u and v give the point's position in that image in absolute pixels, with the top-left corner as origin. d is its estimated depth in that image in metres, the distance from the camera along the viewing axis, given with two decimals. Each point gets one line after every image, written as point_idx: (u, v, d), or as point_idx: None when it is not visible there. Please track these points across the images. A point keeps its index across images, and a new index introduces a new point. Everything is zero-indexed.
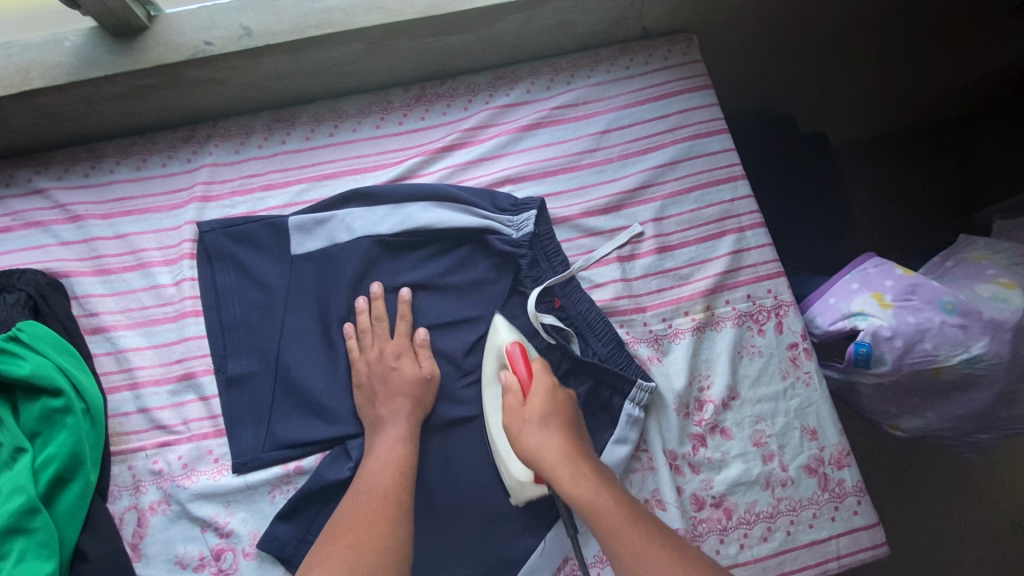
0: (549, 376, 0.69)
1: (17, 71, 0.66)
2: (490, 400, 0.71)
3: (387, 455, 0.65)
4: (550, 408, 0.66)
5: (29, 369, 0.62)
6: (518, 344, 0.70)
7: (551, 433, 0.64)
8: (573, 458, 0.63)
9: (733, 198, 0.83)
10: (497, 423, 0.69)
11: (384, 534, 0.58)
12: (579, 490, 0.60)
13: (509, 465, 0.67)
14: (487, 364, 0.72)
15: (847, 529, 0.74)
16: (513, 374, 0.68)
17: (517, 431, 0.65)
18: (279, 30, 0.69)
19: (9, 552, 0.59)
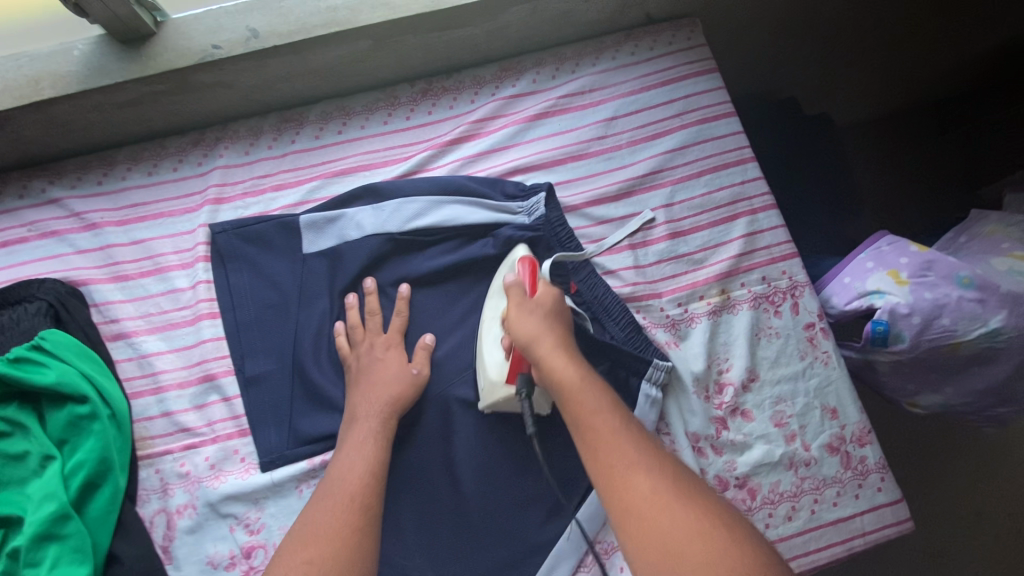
0: (558, 292, 0.69)
1: (27, 82, 0.66)
2: (490, 308, 0.72)
3: (358, 448, 0.64)
4: (553, 306, 0.67)
5: (54, 377, 0.63)
6: (529, 261, 0.70)
7: (550, 328, 0.64)
8: (568, 353, 0.63)
9: (743, 180, 0.83)
10: (491, 329, 0.71)
11: (349, 532, 0.57)
12: (580, 397, 0.59)
13: (487, 363, 0.68)
14: (499, 275, 0.74)
15: (871, 506, 0.74)
16: (519, 280, 0.69)
17: (514, 319, 0.65)
18: (285, 30, 0.69)
19: (44, 559, 0.59)
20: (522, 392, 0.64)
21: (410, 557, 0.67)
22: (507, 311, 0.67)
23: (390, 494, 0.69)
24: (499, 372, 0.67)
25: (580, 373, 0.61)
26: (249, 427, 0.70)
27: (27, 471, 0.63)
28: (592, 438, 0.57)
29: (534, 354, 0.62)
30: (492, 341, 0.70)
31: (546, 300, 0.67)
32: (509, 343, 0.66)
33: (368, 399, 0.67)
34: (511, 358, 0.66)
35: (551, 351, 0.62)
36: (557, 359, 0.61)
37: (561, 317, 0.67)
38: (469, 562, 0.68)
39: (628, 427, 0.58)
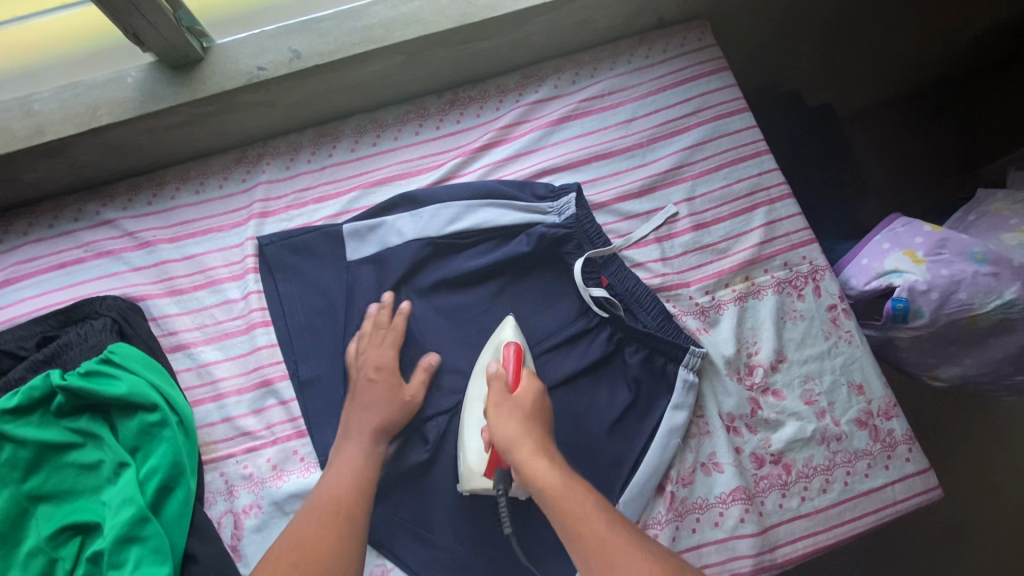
0: (540, 385, 0.69)
1: (85, 110, 0.70)
2: (474, 390, 0.72)
3: (344, 464, 0.66)
4: (531, 406, 0.66)
5: (126, 388, 0.67)
6: (513, 345, 0.71)
7: (530, 427, 0.64)
8: (553, 460, 0.62)
9: (760, 172, 0.87)
10: (472, 415, 0.71)
11: (334, 540, 0.59)
12: (558, 486, 0.59)
13: (467, 450, 0.68)
14: (483, 355, 0.74)
15: (901, 476, 0.78)
16: (502, 369, 0.70)
17: (494, 420, 0.65)
18: (325, 50, 0.73)
19: (127, 560, 0.62)
20: (500, 487, 0.66)
21: (466, 543, 0.71)
22: (489, 404, 0.67)
23: (444, 485, 0.73)
24: (479, 461, 0.67)
25: (564, 474, 0.60)
26: (306, 428, 0.73)
27: (102, 479, 0.67)
28: (591, 548, 0.54)
29: (513, 458, 0.62)
30: (473, 427, 0.70)
31: (524, 400, 0.67)
32: (488, 440, 0.66)
33: (361, 419, 0.70)
34: (491, 454, 0.66)
35: (535, 454, 0.61)
36: (538, 462, 0.61)
37: (540, 415, 0.67)
38: (523, 545, 0.71)
39: (622, 526, 0.56)
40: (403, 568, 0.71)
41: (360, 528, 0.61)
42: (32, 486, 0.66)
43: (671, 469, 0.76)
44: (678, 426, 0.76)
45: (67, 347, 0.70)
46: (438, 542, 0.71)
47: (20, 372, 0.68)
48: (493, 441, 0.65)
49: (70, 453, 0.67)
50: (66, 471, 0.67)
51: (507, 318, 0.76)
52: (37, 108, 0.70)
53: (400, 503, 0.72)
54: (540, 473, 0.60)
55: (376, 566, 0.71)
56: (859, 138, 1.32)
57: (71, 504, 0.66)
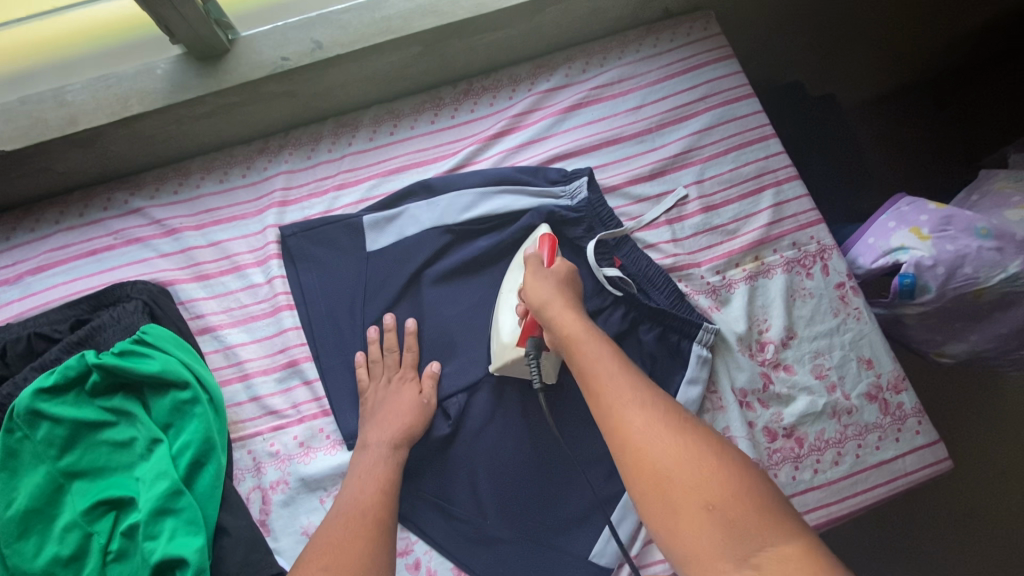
0: (573, 267, 0.73)
1: (117, 100, 0.73)
2: (509, 281, 0.77)
3: (368, 472, 0.67)
4: (563, 278, 0.70)
5: (159, 366, 0.69)
6: (529, 316, 0.71)
7: (561, 293, 0.68)
8: (579, 319, 0.65)
9: (767, 155, 0.90)
10: (510, 295, 0.76)
11: (365, 540, 0.59)
12: (578, 334, 0.63)
13: (501, 329, 0.74)
14: (523, 244, 0.79)
15: (912, 448, 0.79)
16: (537, 251, 0.73)
17: (528, 283, 0.69)
18: (346, 40, 0.76)
19: (162, 531, 0.64)
20: (531, 355, 0.70)
21: (487, 517, 0.73)
22: (524, 279, 0.71)
23: (465, 460, 0.75)
24: (512, 335, 0.72)
25: (587, 327, 0.64)
26: (331, 407, 0.76)
27: (135, 455, 0.69)
28: (610, 408, 0.56)
29: (546, 317, 0.66)
30: (508, 307, 0.75)
31: (558, 274, 0.71)
32: (523, 307, 0.71)
33: (380, 430, 0.71)
34: (523, 325, 0.71)
35: (563, 316, 0.65)
36: (569, 319, 0.64)
37: (572, 290, 0.70)
38: (543, 516, 0.73)
39: (641, 385, 0.58)
40: (427, 541, 0.73)
41: (390, 535, 0.61)
42: (67, 464, 0.67)
43: None
44: (692, 401, 0.78)
45: (101, 329, 0.72)
46: (460, 515, 0.73)
47: (55, 353, 0.71)
48: (527, 304, 0.69)
49: (104, 432, 0.69)
50: (100, 449, 0.69)
51: (539, 223, 0.80)
52: (70, 99, 0.73)
53: (422, 479, 0.74)
54: (563, 318, 0.65)
55: (401, 539, 0.73)
56: (860, 129, 1.34)
57: (105, 481, 0.68)
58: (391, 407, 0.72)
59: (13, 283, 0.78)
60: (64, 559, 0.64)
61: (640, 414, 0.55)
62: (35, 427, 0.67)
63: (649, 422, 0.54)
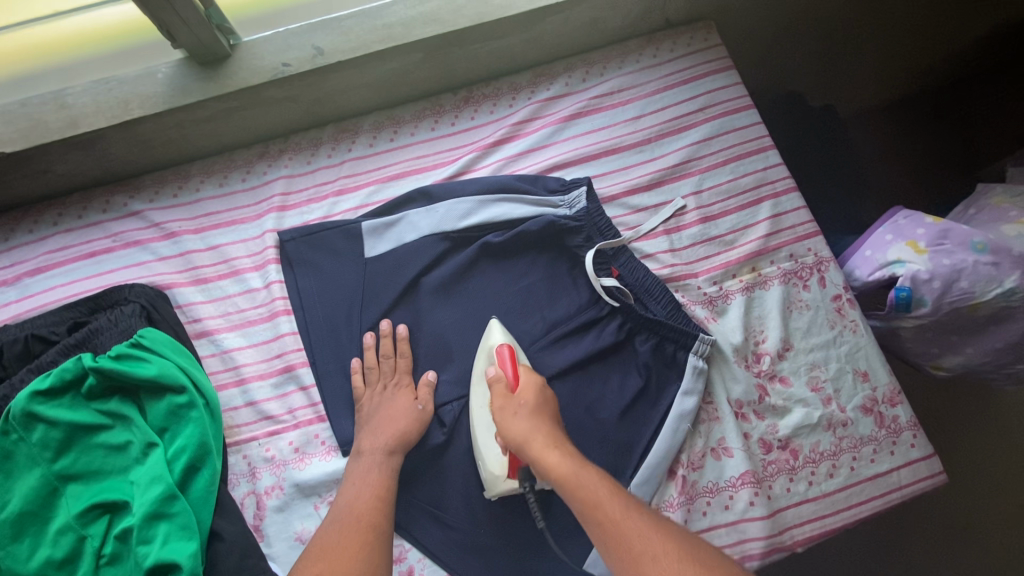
0: (538, 377, 0.71)
1: (117, 104, 0.73)
2: (476, 398, 0.74)
3: (364, 477, 0.67)
4: (536, 402, 0.68)
5: (155, 370, 0.69)
6: (506, 345, 0.73)
7: (537, 424, 0.66)
8: (562, 444, 0.64)
9: (765, 167, 0.90)
10: (482, 420, 0.73)
11: (362, 545, 0.59)
12: (568, 475, 0.60)
13: (486, 458, 0.71)
14: (477, 362, 0.76)
15: (906, 461, 0.80)
16: (501, 372, 0.72)
17: (502, 421, 0.67)
18: (347, 47, 0.76)
19: (155, 535, 0.64)
20: (525, 485, 0.70)
21: (481, 524, 0.73)
22: (494, 411, 0.69)
23: (460, 468, 0.75)
24: (500, 466, 0.70)
25: (575, 463, 0.62)
26: (326, 413, 0.76)
27: (130, 459, 0.69)
28: (613, 543, 0.55)
29: (528, 455, 0.64)
30: (485, 433, 0.72)
31: (528, 397, 0.68)
32: (504, 443, 0.69)
33: (373, 435, 0.71)
34: (509, 456, 0.69)
35: (545, 447, 0.63)
36: (552, 453, 0.62)
37: (547, 409, 0.68)
38: (537, 525, 0.73)
39: (635, 508, 0.58)
40: (421, 548, 0.73)
41: (388, 543, 0.62)
42: (62, 466, 0.67)
43: (681, 453, 0.78)
44: (687, 412, 0.78)
45: (98, 333, 0.72)
46: (455, 523, 0.73)
47: (51, 355, 0.71)
48: (505, 442, 0.67)
49: (99, 435, 0.69)
50: (96, 452, 0.69)
51: (492, 320, 0.78)
52: (71, 102, 0.73)
53: (416, 486, 0.75)
54: (552, 458, 0.62)
55: (395, 546, 0.73)
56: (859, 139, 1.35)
57: (100, 484, 0.68)
58: (386, 414, 0.73)
59: (11, 284, 0.78)
60: (57, 562, 0.64)
61: (655, 561, 0.52)
62: (31, 429, 0.67)
63: (664, 563, 0.51)
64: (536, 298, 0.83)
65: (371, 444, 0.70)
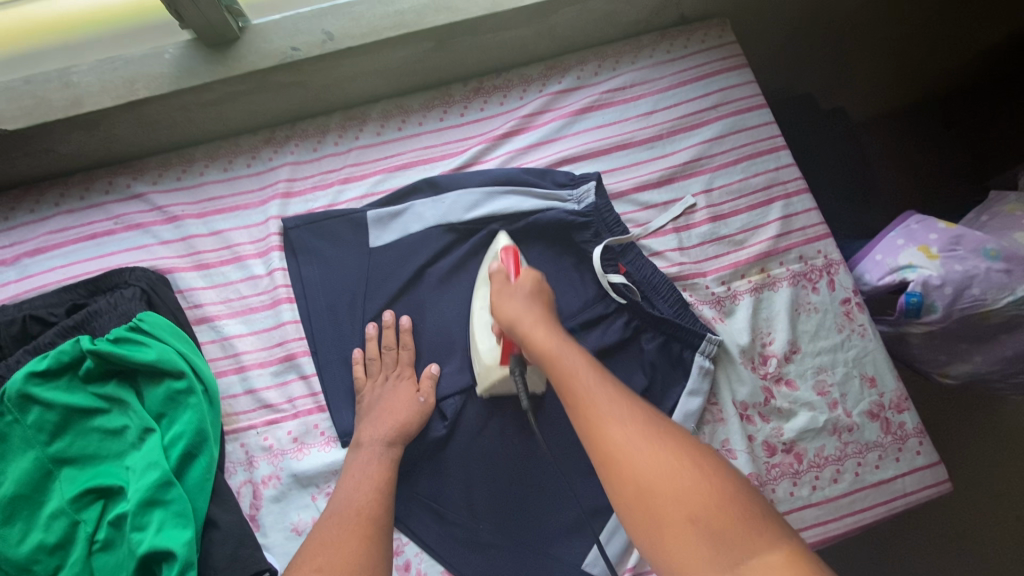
0: (539, 273, 0.71)
1: (123, 83, 0.72)
2: (479, 299, 0.77)
3: (362, 471, 0.66)
4: (534, 288, 0.68)
5: (154, 354, 0.68)
6: (511, 247, 0.73)
7: (532, 305, 0.66)
8: (549, 326, 0.63)
9: (777, 167, 0.89)
10: (484, 316, 0.75)
11: (361, 539, 0.58)
12: (553, 351, 0.60)
13: (481, 350, 0.73)
14: (484, 264, 0.78)
15: (911, 468, 0.79)
16: (503, 266, 0.72)
17: (500, 300, 0.67)
18: (358, 33, 0.75)
19: (150, 523, 0.63)
20: (516, 372, 0.69)
21: (480, 520, 0.73)
22: (494, 294, 0.69)
23: (460, 462, 0.74)
24: (492, 356, 0.72)
25: (562, 342, 0.62)
26: (327, 403, 0.75)
27: (126, 444, 0.68)
28: (587, 414, 0.55)
29: (519, 334, 0.64)
30: (483, 325, 0.74)
31: (524, 283, 0.68)
32: (499, 329, 0.70)
33: (375, 427, 0.70)
34: (502, 342, 0.70)
35: (532, 325, 0.63)
36: (541, 331, 0.62)
37: (541, 294, 0.68)
38: (536, 521, 0.73)
39: (613, 387, 0.58)
40: (419, 542, 0.72)
41: (387, 538, 0.60)
42: (57, 449, 0.66)
43: None
44: (692, 412, 0.77)
45: (97, 315, 0.71)
46: (453, 517, 0.73)
47: (49, 337, 0.70)
48: (501, 327, 0.67)
49: (95, 419, 0.68)
50: (91, 436, 0.68)
51: (502, 231, 0.80)
52: (76, 80, 0.72)
53: (415, 480, 0.74)
54: (542, 336, 0.62)
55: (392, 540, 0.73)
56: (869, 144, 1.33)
57: (94, 468, 0.67)
58: (387, 406, 0.71)
59: (10, 264, 0.76)
60: (49, 547, 0.63)
61: (622, 430, 0.53)
62: (26, 411, 0.66)
63: (630, 436, 0.52)
64: None
65: (371, 436, 0.69)
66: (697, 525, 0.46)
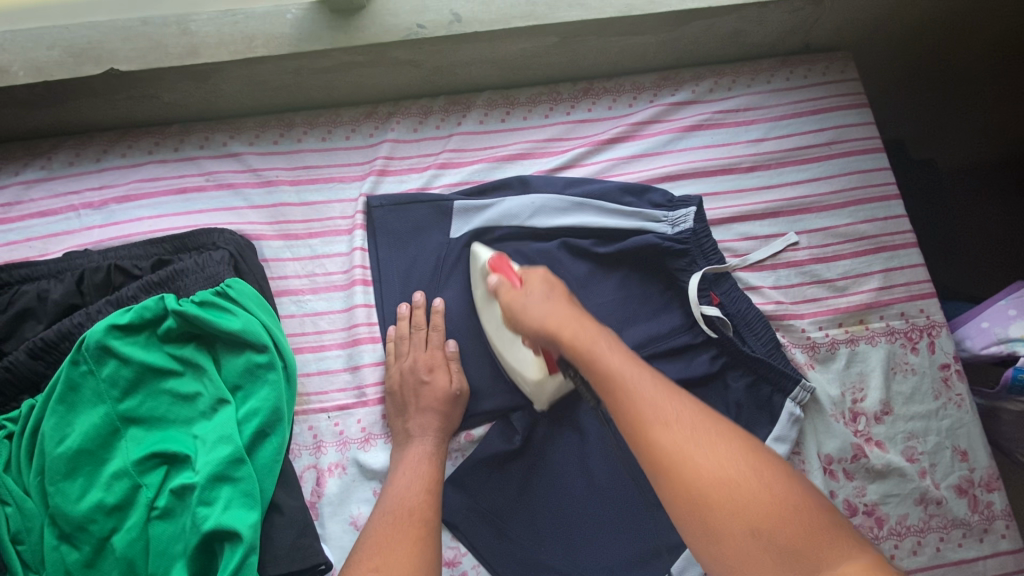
0: (541, 269, 0.63)
1: (242, 38, 0.69)
2: (488, 320, 0.71)
3: (414, 468, 0.63)
4: (548, 289, 0.60)
5: (240, 325, 0.65)
6: (500, 255, 0.68)
7: (553, 302, 0.58)
8: (581, 320, 0.56)
9: (888, 215, 0.85)
10: (502, 335, 0.70)
11: (414, 540, 0.54)
12: (586, 345, 0.53)
13: (521, 370, 0.68)
14: (486, 316, 0.71)
15: (994, 551, 0.75)
16: (503, 278, 0.65)
17: (517, 316, 0.59)
18: (487, 19, 0.72)
19: (218, 499, 0.61)
20: (568, 372, 0.64)
21: (542, 543, 0.69)
22: (506, 313, 0.62)
23: (529, 479, 0.71)
24: (537, 366, 0.67)
25: (598, 337, 0.54)
26: None
27: (197, 412, 0.65)
28: (631, 414, 0.47)
29: (545, 329, 0.56)
30: (510, 343, 0.69)
31: (535, 287, 0.61)
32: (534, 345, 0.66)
33: (422, 416, 0.67)
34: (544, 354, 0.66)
35: (563, 322, 0.55)
36: (569, 321, 0.55)
37: (557, 291, 0.61)
38: (601, 553, 0.69)
39: (653, 377, 0.50)
40: (476, 555, 0.69)
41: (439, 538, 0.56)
42: (127, 408, 0.64)
43: None
44: None
45: (183, 274, 0.68)
46: (516, 533, 0.70)
47: (133, 290, 0.67)
48: (528, 334, 0.59)
49: (169, 381, 0.66)
50: (163, 398, 0.65)
51: (473, 244, 0.74)
52: (194, 28, 0.69)
53: (480, 491, 0.71)
54: (583, 337, 0.53)
55: (449, 549, 0.70)
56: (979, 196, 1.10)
57: (161, 432, 0.65)
58: (423, 399, 0.68)
59: (96, 208, 0.74)
60: (107, 508, 0.61)
61: (671, 434, 0.46)
62: (101, 363, 0.64)
63: (682, 438, 0.45)
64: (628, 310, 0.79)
65: (418, 426, 0.67)
66: (761, 536, 0.41)
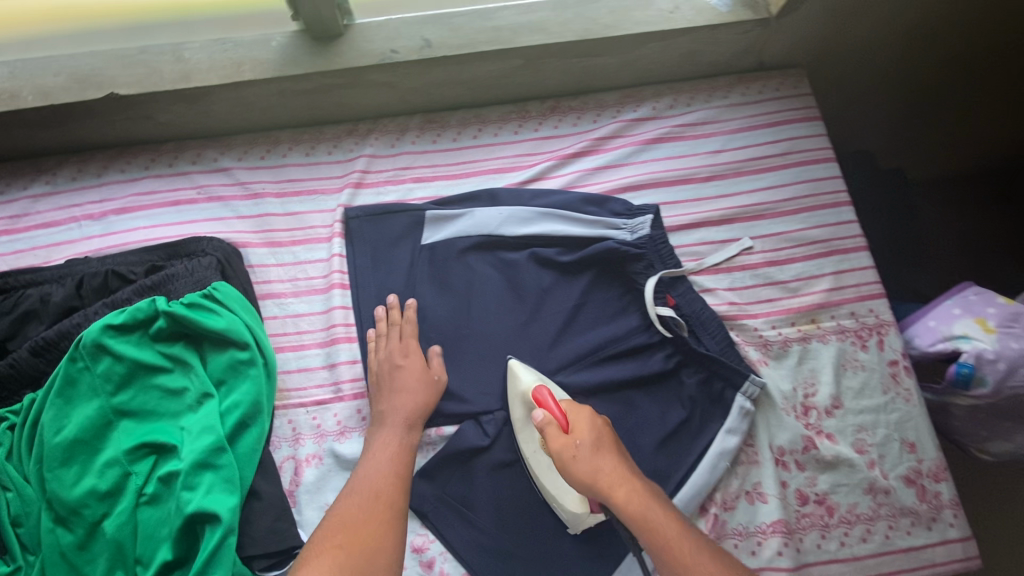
0: (587, 411, 0.69)
1: (231, 64, 0.76)
2: (527, 443, 0.75)
3: (386, 449, 0.68)
4: (595, 441, 0.66)
5: (224, 324, 0.71)
6: (542, 386, 0.72)
7: (602, 462, 0.64)
8: (632, 483, 0.63)
9: (838, 221, 0.90)
10: (541, 461, 0.74)
11: (380, 522, 0.60)
12: (642, 518, 0.60)
13: (561, 499, 0.72)
14: (514, 409, 0.75)
15: (943, 539, 0.78)
16: (548, 416, 0.68)
17: (569, 469, 0.64)
18: (454, 43, 0.79)
19: (199, 484, 0.66)
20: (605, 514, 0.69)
21: (506, 530, 0.74)
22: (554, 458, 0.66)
23: (494, 470, 0.76)
24: (577, 499, 0.71)
25: (649, 505, 0.62)
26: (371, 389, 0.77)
27: (184, 406, 0.71)
28: None
29: (603, 494, 0.63)
30: (549, 470, 0.73)
31: (585, 436, 0.66)
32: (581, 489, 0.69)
33: (398, 405, 0.72)
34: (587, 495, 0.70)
35: (614, 481, 0.63)
36: (622, 488, 0.62)
37: (604, 440, 0.67)
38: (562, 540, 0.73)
39: (706, 549, 0.59)
40: (444, 541, 0.73)
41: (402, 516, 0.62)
42: (120, 401, 0.70)
43: (715, 491, 0.77)
44: (729, 449, 0.77)
45: (173, 279, 0.74)
46: (481, 521, 0.74)
47: (127, 293, 0.73)
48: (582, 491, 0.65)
49: (158, 376, 0.71)
50: (153, 393, 0.71)
51: (513, 362, 0.77)
52: (187, 56, 0.77)
53: (448, 482, 0.75)
54: (639, 509, 0.61)
55: (418, 536, 0.74)
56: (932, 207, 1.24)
57: (150, 424, 0.70)
58: (399, 382, 0.73)
59: (96, 219, 0.81)
60: (99, 493, 0.66)
61: None
62: (96, 360, 0.69)
63: None
64: (590, 312, 0.83)
65: (392, 414, 0.71)
66: None
